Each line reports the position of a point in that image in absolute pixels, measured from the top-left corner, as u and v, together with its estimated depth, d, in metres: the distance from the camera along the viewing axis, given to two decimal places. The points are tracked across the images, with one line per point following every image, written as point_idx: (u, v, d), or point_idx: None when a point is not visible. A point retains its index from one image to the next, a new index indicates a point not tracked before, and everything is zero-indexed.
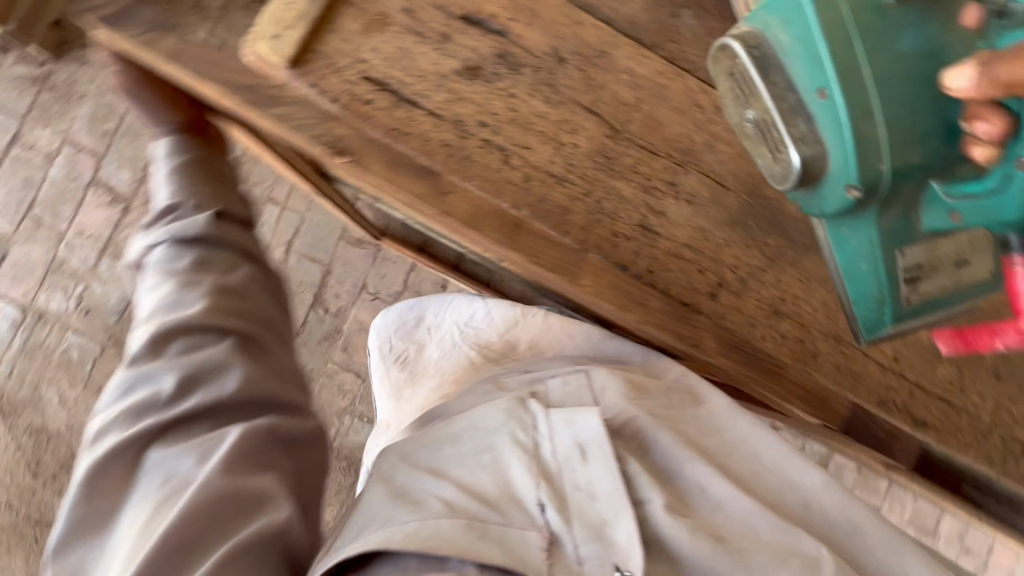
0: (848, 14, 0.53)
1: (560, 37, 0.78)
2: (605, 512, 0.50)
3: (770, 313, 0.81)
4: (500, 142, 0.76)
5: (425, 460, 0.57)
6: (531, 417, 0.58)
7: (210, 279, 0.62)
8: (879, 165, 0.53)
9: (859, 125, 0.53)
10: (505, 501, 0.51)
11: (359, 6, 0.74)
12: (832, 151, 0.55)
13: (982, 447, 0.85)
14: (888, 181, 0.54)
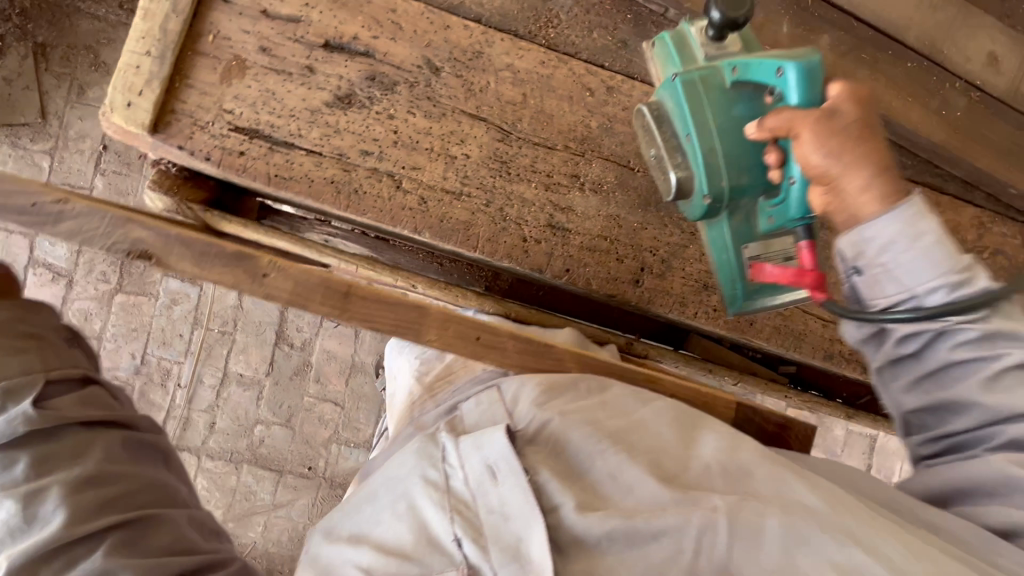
0: (703, 78, 0.60)
1: (430, 46, 0.74)
2: (519, 529, 0.41)
3: (699, 289, 0.79)
4: (388, 167, 0.73)
5: (346, 525, 0.46)
6: (441, 448, 0.47)
7: (54, 480, 0.41)
8: (721, 183, 0.60)
9: (709, 156, 0.59)
10: (420, 549, 0.41)
11: (212, 55, 0.70)
12: (696, 173, 0.61)
13: None
14: (729, 198, 0.61)
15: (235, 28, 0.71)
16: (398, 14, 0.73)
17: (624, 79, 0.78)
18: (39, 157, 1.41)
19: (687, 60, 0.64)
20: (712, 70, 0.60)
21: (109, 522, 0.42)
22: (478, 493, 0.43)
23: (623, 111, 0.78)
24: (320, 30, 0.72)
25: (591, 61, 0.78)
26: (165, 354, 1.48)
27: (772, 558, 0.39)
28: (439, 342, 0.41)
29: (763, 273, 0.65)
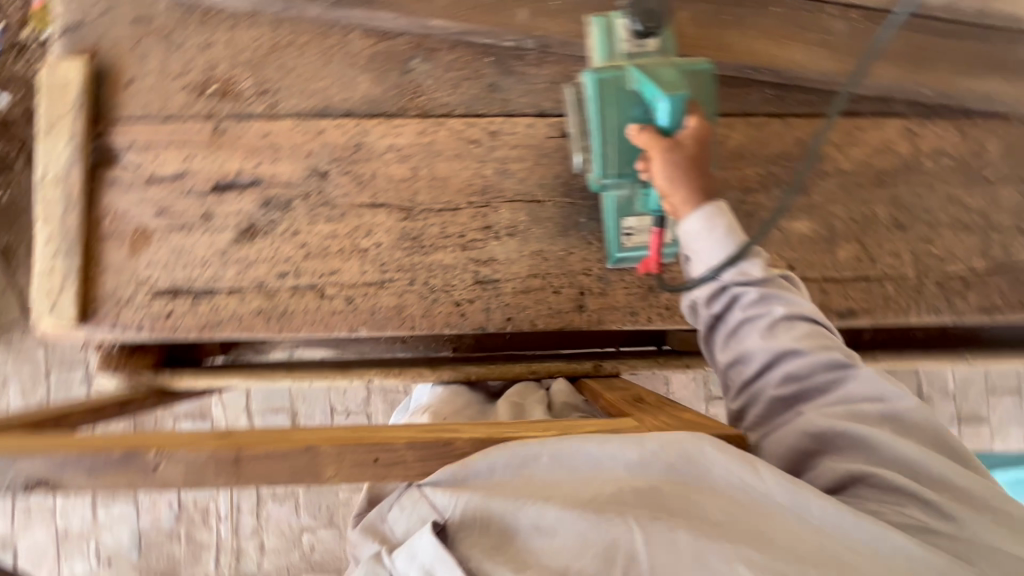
0: (616, 79, 0.65)
1: (311, 155, 0.76)
2: None
3: (645, 293, 0.77)
4: (307, 281, 0.74)
5: None
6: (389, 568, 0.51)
7: None
8: (608, 171, 0.67)
9: (604, 146, 0.66)
10: None
11: (115, 234, 0.73)
12: (592, 156, 0.69)
13: (922, 303, 0.80)
14: (614, 182, 0.68)
15: (130, 202, 0.74)
16: (272, 136, 0.75)
17: (505, 119, 0.78)
18: (32, 350, 1.48)
19: (611, 53, 0.68)
20: (620, 73, 0.65)
21: None
22: None
23: (513, 150, 0.78)
24: (207, 176, 0.75)
25: (467, 114, 0.78)
26: (199, 495, 1.50)
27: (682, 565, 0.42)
28: (339, 476, 0.42)
29: (634, 241, 0.73)
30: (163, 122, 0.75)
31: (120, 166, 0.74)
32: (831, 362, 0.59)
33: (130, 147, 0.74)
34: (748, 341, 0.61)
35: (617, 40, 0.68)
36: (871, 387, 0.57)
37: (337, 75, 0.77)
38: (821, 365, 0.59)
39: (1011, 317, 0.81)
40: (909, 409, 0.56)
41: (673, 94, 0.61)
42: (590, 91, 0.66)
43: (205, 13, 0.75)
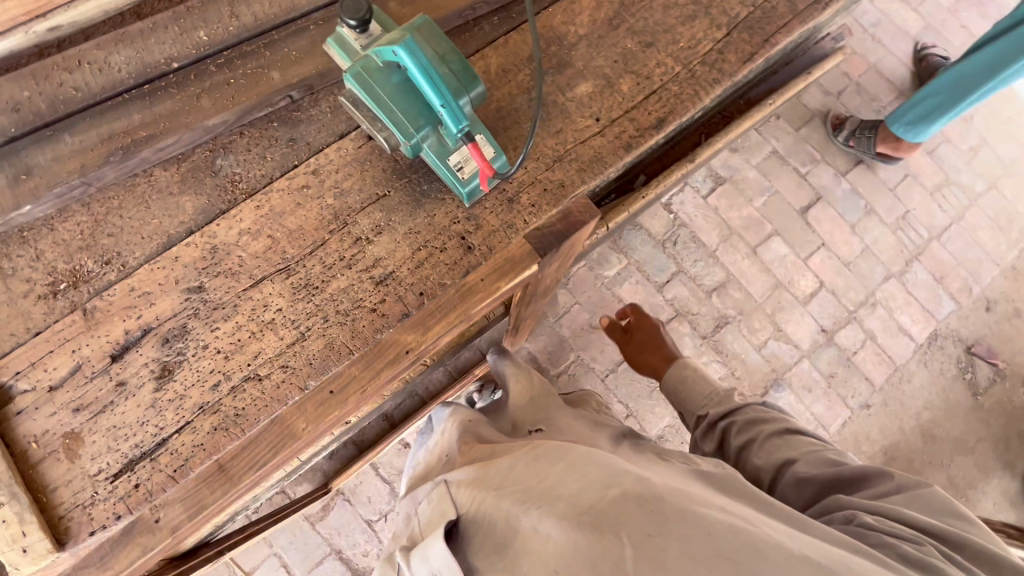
0: (364, 66, 0.77)
1: (179, 281, 0.81)
2: None
3: (508, 206, 0.87)
4: (240, 376, 0.78)
5: None
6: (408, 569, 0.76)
7: None
8: (408, 130, 0.78)
9: (391, 116, 0.77)
10: None
11: (48, 453, 0.74)
12: (391, 131, 0.79)
13: (703, 83, 0.95)
14: (418, 136, 0.79)
15: (46, 419, 0.75)
16: (137, 287, 0.80)
17: (316, 156, 0.87)
18: None
19: (353, 54, 0.80)
20: (365, 60, 0.77)
21: None
22: None
23: (339, 174, 0.87)
24: (101, 354, 0.78)
25: (286, 171, 0.87)
26: None
27: None
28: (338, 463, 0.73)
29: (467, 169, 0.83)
30: (36, 337, 0.78)
31: (18, 396, 0.76)
32: (820, 461, 0.76)
33: (18, 375, 0.76)
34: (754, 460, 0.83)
35: (350, 43, 0.80)
36: (897, 481, 0.71)
37: (163, 209, 0.84)
38: (816, 466, 0.76)
39: (767, 53, 0.98)
40: (929, 495, 0.68)
41: (405, 44, 0.73)
42: (355, 87, 0.77)
43: (20, 232, 0.80)
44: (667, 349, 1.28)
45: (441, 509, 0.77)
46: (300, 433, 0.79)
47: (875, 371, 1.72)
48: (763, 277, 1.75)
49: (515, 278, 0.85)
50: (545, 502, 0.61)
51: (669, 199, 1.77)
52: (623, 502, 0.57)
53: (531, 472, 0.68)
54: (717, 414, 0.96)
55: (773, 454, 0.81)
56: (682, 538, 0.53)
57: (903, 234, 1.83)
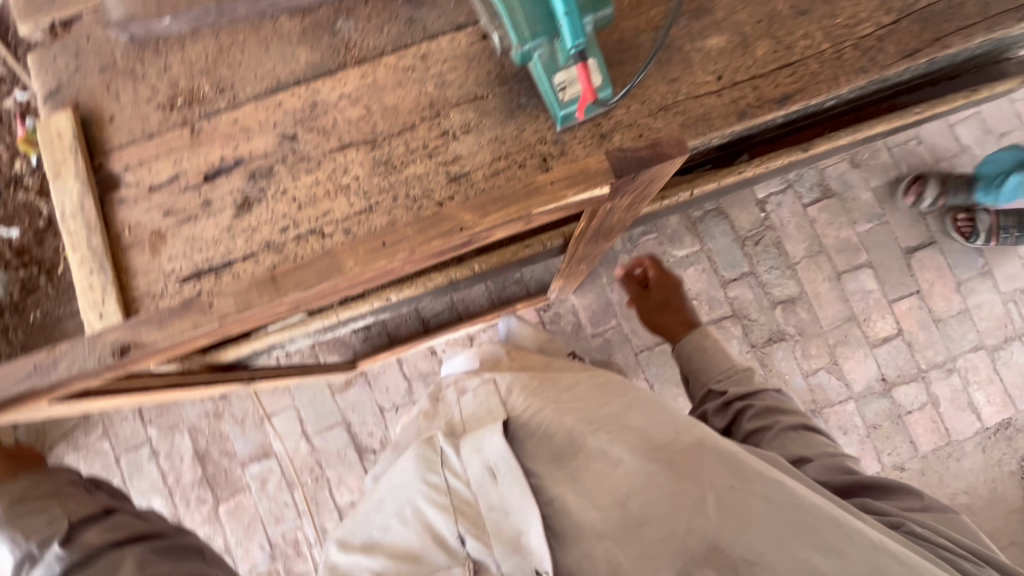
0: None
1: (278, 125, 0.86)
2: (516, 526, 0.70)
3: (599, 140, 0.84)
4: (307, 227, 0.83)
5: (366, 538, 0.81)
6: (441, 455, 0.80)
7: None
8: (523, 33, 0.76)
9: (511, 13, 0.76)
10: (441, 547, 0.73)
11: (135, 242, 0.83)
12: (507, 31, 0.78)
13: (848, 68, 0.86)
14: (530, 42, 0.77)
15: (140, 213, 0.84)
16: (240, 121, 0.86)
17: (429, 42, 0.88)
18: (98, 444, 1.56)
19: None
20: None
21: None
22: (482, 491, 0.74)
23: (444, 64, 0.87)
24: (196, 171, 0.85)
25: (397, 49, 0.88)
26: (285, 528, 1.55)
27: (741, 533, 0.65)
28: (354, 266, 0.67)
29: (569, 92, 0.81)
30: (149, 140, 0.86)
31: (123, 186, 0.85)
32: (832, 464, 0.84)
33: (127, 169, 0.85)
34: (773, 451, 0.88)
35: None
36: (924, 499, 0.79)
37: (279, 55, 0.88)
38: (830, 471, 0.83)
39: (934, 54, 0.87)
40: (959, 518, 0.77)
41: None
42: None
43: (157, 43, 0.88)
44: (685, 313, 1.28)
45: (489, 407, 0.90)
46: (348, 273, 0.68)
47: (923, 438, 1.60)
48: (838, 306, 1.63)
49: (582, 193, 0.69)
50: (621, 437, 0.78)
51: (765, 197, 1.67)
52: (704, 459, 0.72)
53: (603, 413, 0.85)
54: (736, 394, 0.97)
55: (788, 449, 0.88)
56: (760, 496, 0.68)
57: (1013, 308, 1.65)
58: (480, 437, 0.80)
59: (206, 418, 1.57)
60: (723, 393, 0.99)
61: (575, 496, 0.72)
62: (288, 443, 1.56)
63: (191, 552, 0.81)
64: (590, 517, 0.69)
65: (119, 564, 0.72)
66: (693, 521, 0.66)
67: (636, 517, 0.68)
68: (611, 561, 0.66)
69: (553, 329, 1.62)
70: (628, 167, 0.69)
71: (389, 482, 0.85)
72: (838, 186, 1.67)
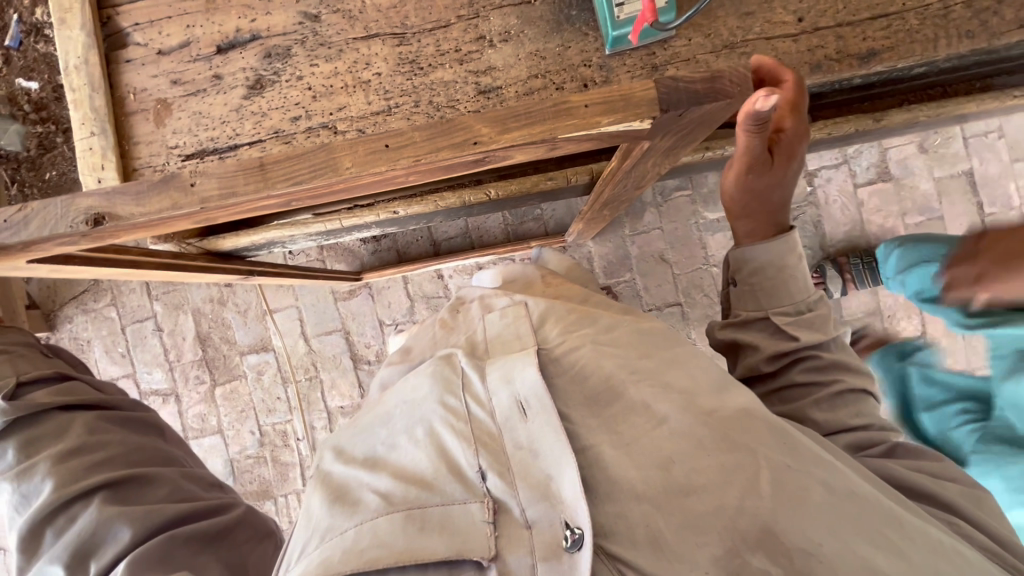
0: None
1: (300, 1, 0.78)
2: (548, 470, 0.57)
3: (651, 71, 0.75)
4: (319, 121, 0.77)
5: (366, 452, 0.66)
6: (464, 381, 0.66)
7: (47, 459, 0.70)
8: None
9: None
10: (450, 479, 0.58)
11: (140, 109, 0.78)
12: None
13: (953, 29, 0.74)
14: None
15: (147, 78, 0.78)
16: None
17: None
18: (107, 310, 1.60)
19: None
20: None
21: (100, 475, 0.70)
22: (511, 426, 0.60)
23: None
24: (209, 41, 0.78)
25: None
26: (275, 420, 1.60)
27: (806, 520, 0.53)
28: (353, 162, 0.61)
29: (627, 9, 0.71)
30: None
31: (131, 46, 0.79)
32: (875, 431, 0.75)
33: (137, 27, 0.79)
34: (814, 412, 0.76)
35: None
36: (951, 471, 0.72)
37: None
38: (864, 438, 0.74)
39: None
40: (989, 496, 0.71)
41: None
42: None
43: None
44: (779, 209, 0.86)
45: (515, 332, 0.73)
46: (343, 174, 0.63)
47: None
48: (865, 297, 1.56)
49: (620, 123, 0.61)
50: (662, 389, 0.63)
51: (816, 170, 1.55)
52: (760, 431, 0.60)
53: (642, 359, 0.68)
54: (806, 343, 0.79)
55: (837, 413, 0.76)
56: (820, 482, 0.57)
57: None
58: (514, 365, 0.65)
59: (211, 303, 1.59)
60: (790, 336, 0.81)
61: (610, 449, 0.58)
62: (286, 341, 1.59)
63: (146, 427, 0.82)
64: (626, 477, 0.56)
65: (67, 426, 0.74)
66: (751, 501, 0.54)
67: (682, 485, 0.55)
68: (649, 529, 0.53)
69: None
70: (672, 103, 0.60)
71: (401, 393, 0.69)
72: (897, 170, 1.54)
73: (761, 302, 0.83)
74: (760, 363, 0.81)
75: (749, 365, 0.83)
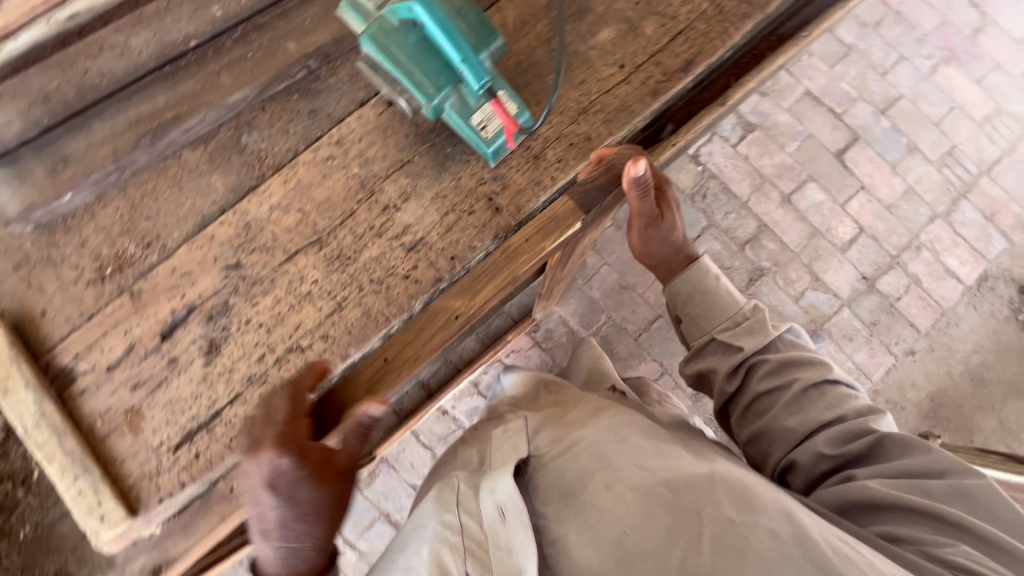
0: (379, 30, 0.75)
1: (217, 258, 0.83)
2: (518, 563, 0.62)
3: (535, 161, 0.85)
4: (284, 348, 0.80)
5: None
6: (456, 499, 0.75)
7: None
8: (428, 91, 0.76)
9: (410, 76, 0.76)
10: None
11: (112, 428, 0.78)
12: (411, 95, 0.78)
13: (732, 18, 0.90)
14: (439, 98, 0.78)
15: (107, 397, 0.79)
16: (179, 267, 0.82)
17: (338, 126, 0.87)
18: None
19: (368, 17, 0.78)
20: (381, 21, 0.75)
21: None
22: (493, 530, 0.67)
23: (363, 143, 0.86)
24: (151, 334, 0.81)
25: (311, 143, 0.87)
26: None
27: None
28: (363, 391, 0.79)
29: (491, 130, 0.80)
30: (89, 320, 0.81)
31: (79, 376, 0.79)
32: (854, 423, 0.77)
33: (78, 358, 0.80)
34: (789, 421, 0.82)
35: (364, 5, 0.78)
36: (944, 466, 0.69)
37: (196, 191, 0.85)
38: (847, 434, 0.77)
39: None
40: (985, 489, 0.65)
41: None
42: (371, 50, 0.76)
43: (65, 221, 0.83)
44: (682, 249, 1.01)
45: (514, 442, 0.84)
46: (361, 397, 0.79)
47: (920, 317, 1.66)
48: (799, 226, 1.69)
49: (560, 236, 0.84)
50: (625, 473, 0.66)
51: (696, 151, 1.72)
52: (708, 492, 0.60)
53: (621, 445, 0.72)
54: (752, 349, 0.87)
55: (808, 413, 0.81)
56: (765, 532, 0.55)
57: (948, 171, 1.74)
58: (499, 478, 0.74)
59: (241, 566, 1.48)
60: (737, 347, 0.89)
61: (577, 535, 0.62)
62: None
63: None
64: (587, 556, 0.60)
65: None
66: (687, 558, 0.54)
67: (634, 554, 0.56)
68: None
69: (550, 346, 1.61)
70: (592, 202, 0.84)
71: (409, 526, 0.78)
72: (754, 117, 1.74)
73: (705, 326, 0.95)
74: (724, 381, 0.89)
75: (718, 389, 0.90)
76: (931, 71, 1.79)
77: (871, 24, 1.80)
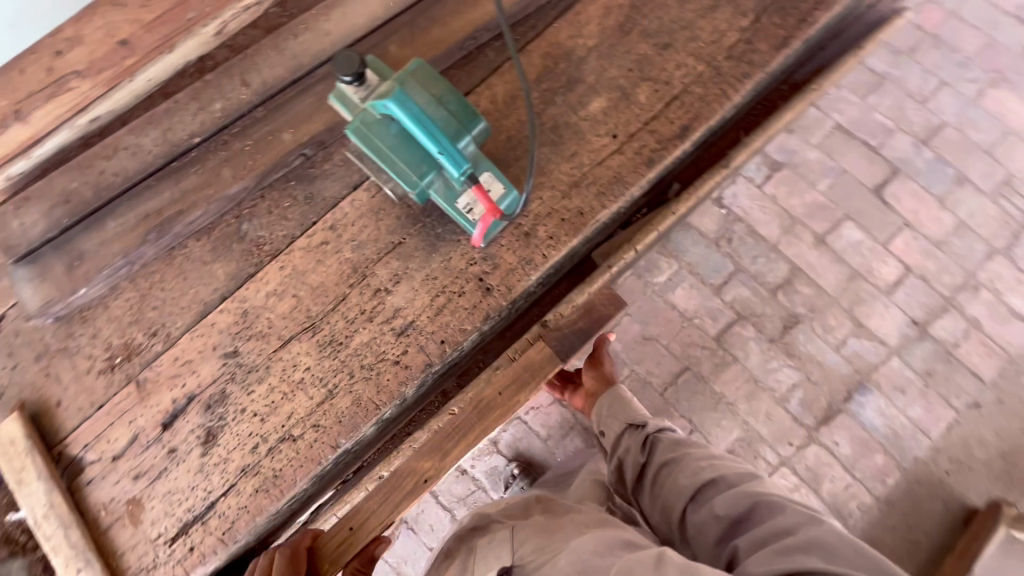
0: (361, 124, 0.76)
1: (216, 347, 0.84)
2: None
3: (525, 238, 0.83)
4: (277, 437, 0.80)
5: None
6: None
7: None
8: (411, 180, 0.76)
9: (393, 167, 0.76)
10: None
11: (115, 520, 0.79)
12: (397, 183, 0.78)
13: (730, 79, 0.86)
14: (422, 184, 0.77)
15: (111, 488, 0.81)
16: (181, 356, 0.84)
17: (332, 211, 0.88)
18: None
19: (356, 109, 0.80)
20: (364, 114, 0.76)
21: None
22: None
23: (355, 227, 0.86)
24: (153, 424, 0.82)
25: (306, 228, 0.88)
26: None
27: None
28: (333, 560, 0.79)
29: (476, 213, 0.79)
30: (99, 410, 0.84)
31: (87, 466, 0.82)
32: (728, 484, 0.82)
33: (87, 448, 0.83)
34: (685, 487, 0.87)
35: (351, 99, 0.80)
36: (798, 520, 0.71)
37: (198, 279, 0.87)
38: (729, 498, 0.80)
39: (804, 35, 0.87)
40: (827, 538, 0.67)
41: (392, 96, 0.71)
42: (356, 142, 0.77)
43: (80, 313, 0.87)
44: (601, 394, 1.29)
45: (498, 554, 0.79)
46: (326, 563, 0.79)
47: (983, 365, 1.50)
48: (836, 268, 1.57)
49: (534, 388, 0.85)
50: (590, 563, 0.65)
51: (719, 194, 1.65)
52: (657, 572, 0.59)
53: (592, 544, 0.69)
54: (654, 427, 1.03)
55: (697, 475, 0.88)
56: None
57: (1006, 203, 1.58)
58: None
59: None
60: (644, 428, 1.04)
61: None
62: None
63: None
64: None
65: None
66: None
67: None
68: None
69: (571, 402, 1.56)
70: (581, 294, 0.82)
71: None
72: (781, 155, 1.66)
73: (619, 416, 1.11)
74: (637, 455, 1.00)
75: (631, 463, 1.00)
76: (977, 95, 1.65)
77: (906, 51, 1.69)
